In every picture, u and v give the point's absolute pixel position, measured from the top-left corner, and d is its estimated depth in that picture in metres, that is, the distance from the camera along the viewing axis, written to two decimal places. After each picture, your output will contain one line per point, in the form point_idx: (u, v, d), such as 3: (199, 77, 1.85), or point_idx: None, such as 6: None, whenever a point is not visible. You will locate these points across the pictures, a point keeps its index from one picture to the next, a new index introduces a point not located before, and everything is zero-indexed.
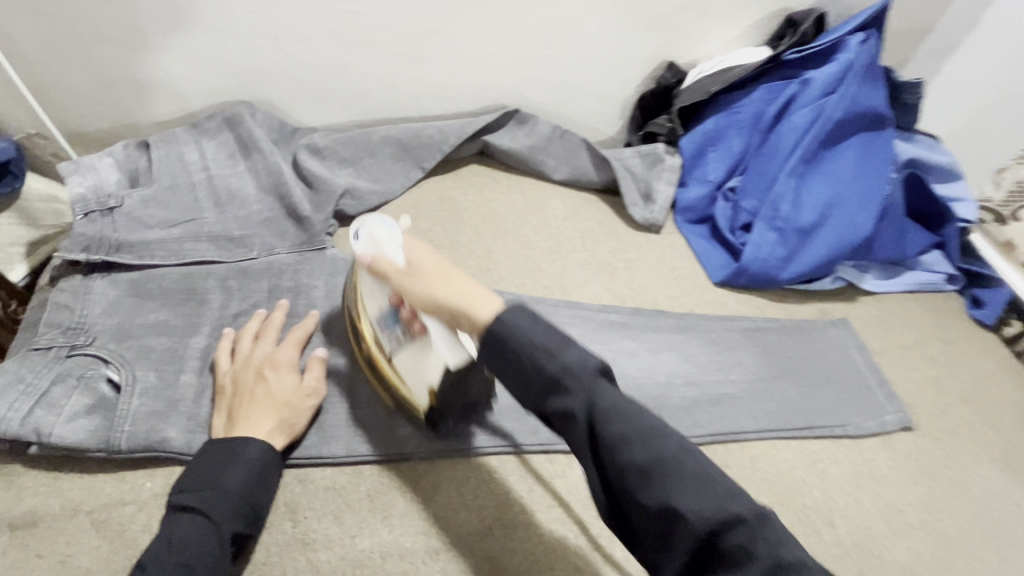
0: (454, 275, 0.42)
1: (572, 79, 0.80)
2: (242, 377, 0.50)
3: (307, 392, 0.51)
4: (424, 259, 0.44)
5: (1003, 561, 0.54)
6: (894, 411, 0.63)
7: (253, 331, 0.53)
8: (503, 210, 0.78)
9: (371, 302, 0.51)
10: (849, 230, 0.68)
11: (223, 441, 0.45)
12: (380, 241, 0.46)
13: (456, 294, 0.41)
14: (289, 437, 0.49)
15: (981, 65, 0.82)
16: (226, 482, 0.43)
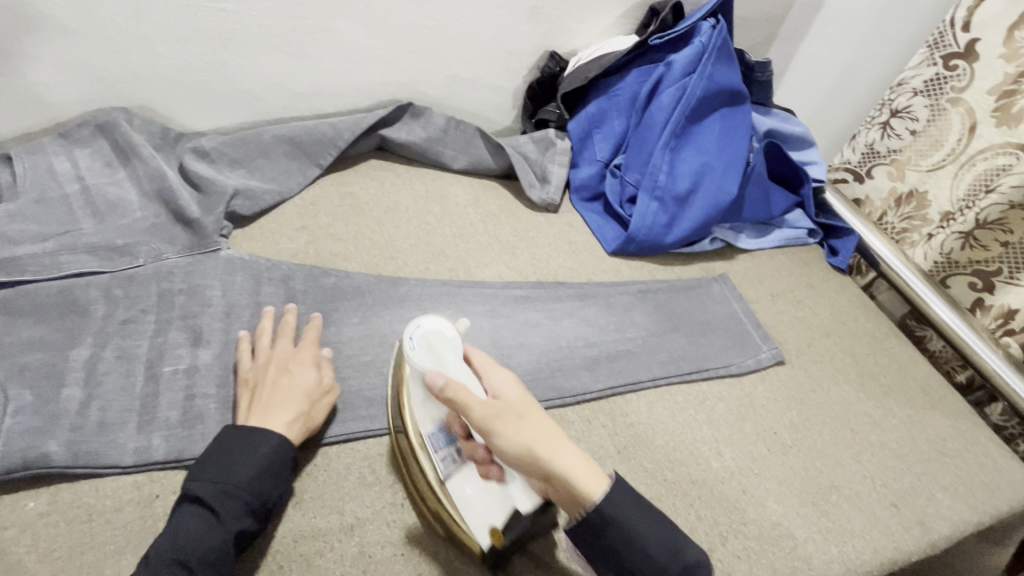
0: (546, 421, 0.46)
1: (461, 72, 0.86)
2: (265, 370, 0.53)
3: (325, 389, 0.54)
4: (513, 398, 0.48)
5: (860, 463, 0.63)
6: (768, 348, 0.73)
7: (272, 330, 0.56)
8: (404, 200, 0.80)
9: (422, 417, 0.51)
10: (717, 194, 0.81)
11: (247, 428, 0.48)
12: (444, 357, 0.50)
13: (558, 447, 0.45)
14: (305, 431, 0.51)
15: (822, 52, 0.99)
16: (235, 478, 0.45)
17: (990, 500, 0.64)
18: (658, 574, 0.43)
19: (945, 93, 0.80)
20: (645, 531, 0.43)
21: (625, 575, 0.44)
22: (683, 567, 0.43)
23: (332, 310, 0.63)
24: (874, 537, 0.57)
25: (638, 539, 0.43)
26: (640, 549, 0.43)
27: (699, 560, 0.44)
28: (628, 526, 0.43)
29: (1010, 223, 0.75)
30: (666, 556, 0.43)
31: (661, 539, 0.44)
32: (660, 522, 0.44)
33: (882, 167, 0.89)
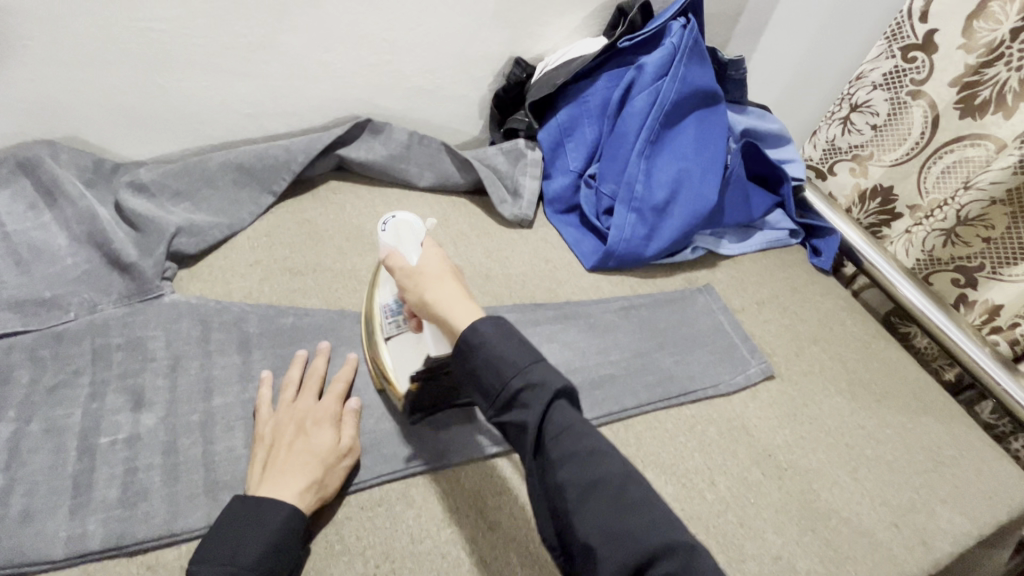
0: (450, 283, 0.49)
1: (421, 83, 0.81)
2: (281, 429, 0.50)
3: (344, 451, 0.50)
4: (431, 262, 0.51)
5: (857, 481, 0.61)
6: (757, 362, 0.70)
7: (296, 381, 0.54)
8: (367, 224, 0.75)
9: (385, 289, 0.59)
10: (696, 202, 0.78)
11: (256, 498, 0.45)
12: (401, 238, 0.54)
13: (447, 299, 0.47)
14: (317, 500, 0.47)
15: (784, 46, 0.98)
16: (242, 556, 0.42)
17: (989, 509, 0.62)
18: (505, 397, 0.42)
19: (904, 86, 0.79)
20: (503, 352, 0.43)
21: (483, 395, 0.43)
22: (528, 384, 0.42)
23: (291, 354, 0.58)
24: (876, 562, 0.55)
25: (499, 363, 0.42)
26: (493, 368, 0.42)
27: (545, 381, 0.42)
28: (491, 353, 0.43)
29: (992, 218, 0.73)
30: (512, 374, 0.42)
31: (519, 363, 0.42)
32: (526, 348, 0.43)
33: (844, 163, 0.89)
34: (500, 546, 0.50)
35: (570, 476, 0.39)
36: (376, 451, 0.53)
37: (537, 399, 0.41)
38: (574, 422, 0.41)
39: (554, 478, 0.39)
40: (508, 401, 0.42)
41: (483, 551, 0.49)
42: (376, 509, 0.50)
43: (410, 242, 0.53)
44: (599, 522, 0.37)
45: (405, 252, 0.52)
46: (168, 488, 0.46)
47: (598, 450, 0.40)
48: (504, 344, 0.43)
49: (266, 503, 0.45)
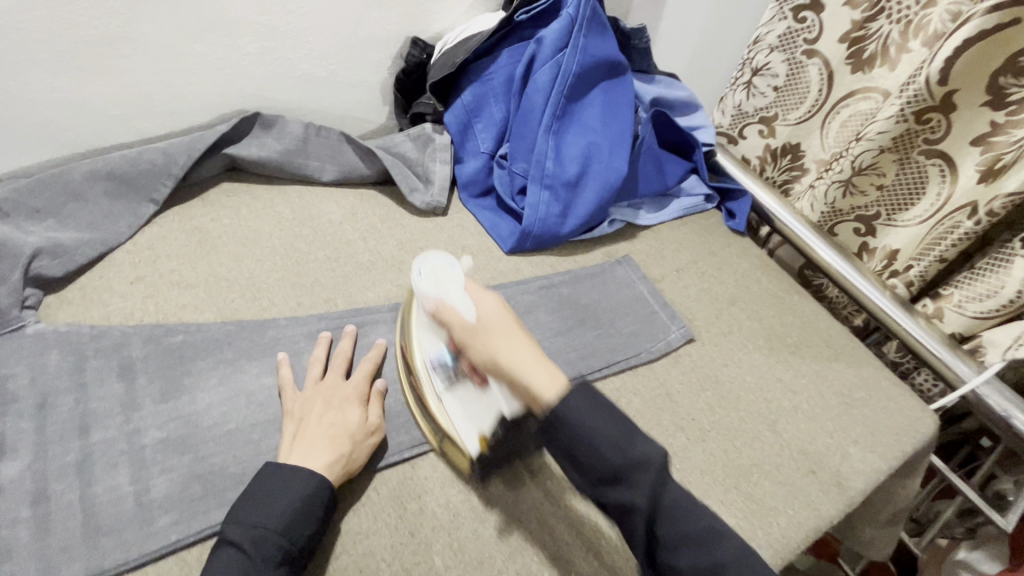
0: (520, 337, 0.46)
1: (313, 71, 0.76)
2: (310, 405, 0.51)
3: (371, 429, 0.51)
4: (492, 317, 0.48)
5: (776, 433, 0.63)
6: (678, 328, 0.71)
7: (322, 360, 0.55)
8: (266, 226, 0.69)
9: (425, 341, 0.54)
10: (608, 174, 0.77)
11: (285, 465, 0.46)
12: (444, 286, 0.51)
13: (528, 361, 0.44)
14: (345, 474, 0.48)
15: (684, 24, 0.97)
16: (270, 517, 0.43)
17: (896, 443, 0.65)
18: (605, 473, 0.41)
19: (799, 46, 0.81)
20: (597, 431, 0.41)
21: (578, 469, 0.42)
22: (632, 463, 0.40)
23: (182, 375, 0.53)
24: (796, 510, 0.57)
25: (589, 438, 0.41)
26: (590, 449, 0.41)
27: (649, 457, 0.41)
28: (582, 427, 0.41)
29: (881, 166, 0.76)
30: (611, 453, 0.40)
31: (614, 438, 0.41)
32: (620, 423, 0.41)
33: (753, 126, 0.92)
34: (422, 549, 0.47)
35: (687, 563, 0.41)
36: None
37: (644, 479, 0.40)
38: (686, 502, 0.42)
39: (671, 562, 0.41)
40: (611, 478, 0.41)
41: (404, 559, 0.47)
42: None
43: (456, 291, 0.50)
44: None
45: (456, 305, 0.49)
46: (39, 540, 0.42)
47: (710, 528, 0.41)
48: (593, 417, 0.41)
49: (295, 471, 0.46)
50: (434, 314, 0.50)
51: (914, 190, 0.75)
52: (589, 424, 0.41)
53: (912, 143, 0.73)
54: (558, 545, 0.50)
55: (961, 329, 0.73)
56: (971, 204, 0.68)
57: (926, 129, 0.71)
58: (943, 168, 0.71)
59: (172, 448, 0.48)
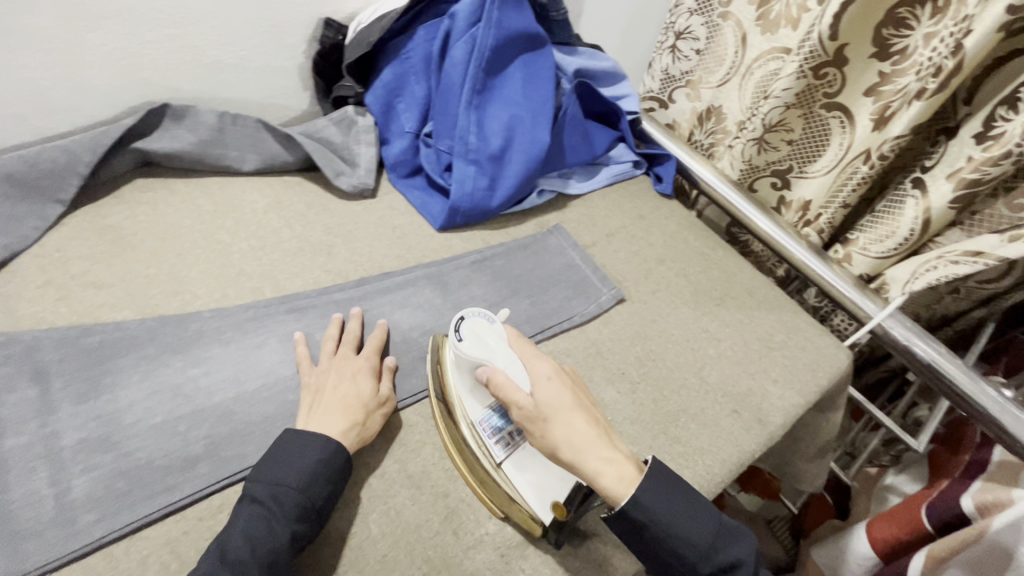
0: (579, 419, 0.48)
1: (223, 57, 0.73)
2: (327, 377, 0.54)
3: (382, 399, 0.54)
4: (553, 395, 0.49)
5: (702, 381, 0.66)
6: (608, 290, 0.73)
7: (335, 338, 0.58)
8: (186, 220, 0.67)
9: (471, 405, 0.53)
10: (532, 146, 0.78)
11: (305, 431, 0.49)
12: (496, 361, 0.50)
13: (591, 445, 0.47)
14: (360, 440, 0.50)
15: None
16: (289, 477, 0.45)
17: (813, 378, 0.70)
18: (696, 569, 0.46)
19: (715, 9, 0.84)
20: (683, 533, 0.46)
21: (661, 568, 0.47)
22: (718, 566, 0.46)
23: (99, 375, 0.51)
24: (720, 448, 0.61)
25: (680, 544, 0.46)
26: (672, 548, 0.46)
27: (738, 561, 0.46)
28: (669, 528, 0.46)
29: (789, 122, 0.80)
30: (700, 562, 0.46)
31: (701, 543, 0.46)
32: (705, 528, 0.46)
33: (680, 90, 0.95)
34: (356, 521, 0.48)
35: None
36: (210, 457, 0.49)
37: None
38: None
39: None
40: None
41: (338, 531, 0.47)
42: (215, 519, 0.46)
43: (507, 356, 0.51)
44: None
45: (516, 384, 0.49)
46: None
47: None
48: (681, 521, 0.46)
49: (314, 436, 0.48)
50: (486, 384, 0.50)
51: (820, 142, 0.79)
52: (679, 530, 0.46)
53: (814, 97, 0.77)
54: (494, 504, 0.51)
55: (866, 269, 0.78)
56: (865, 151, 0.73)
57: (824, 84, 0.75)
58: (843, 120, 0.76)
59: (93, 448, 0.47)
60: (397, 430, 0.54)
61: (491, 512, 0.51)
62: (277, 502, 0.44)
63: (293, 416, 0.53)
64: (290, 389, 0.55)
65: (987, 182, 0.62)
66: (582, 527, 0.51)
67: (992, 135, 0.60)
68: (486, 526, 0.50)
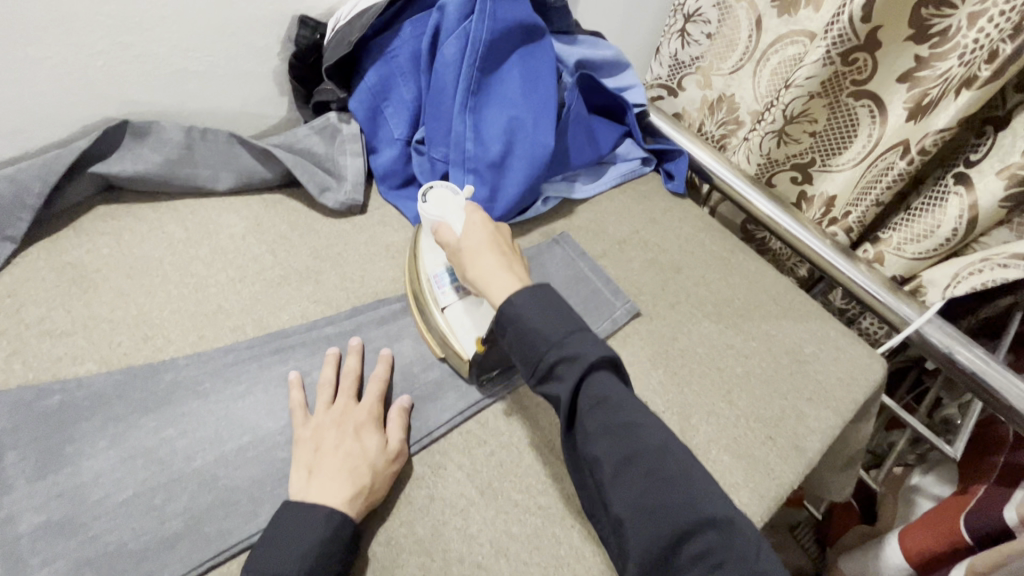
0: (486, 249, 0.51)
1: (187, 65, 0.66)
2: (324, 433, 0.48)
3: (392, 455, 0.48)
4: (475, 232, 0.52)
5: (729, 402, 0.61)
6: (623, 304, 0.67)
7: (331, 382, 0.52)
8: (155, 252, 0.61)
9: (432, 259, 0.59)
10: (534, 150, 0.71)
11: (303, 503, 0.43)
12: (442, 209, 0.56)
13: (488, 267, 0.49)
14: (367, 506, 0.45)
15: None
16: (291, 560, 0.40)
17: (848, 394, 0.65)
18: (542, 369, 0.43)
19: None
20: (537, 326, 0.43)
21: (523, 363, 0.44)
22: (564, 357, 0.42)
23: (61, 445, 0.45)
24: (757, 482, 0.55)
25: (531, 334, 0.43)
26: (526, 342, 0.43)
27: (579, 353, 0.42)
28: (525, 324, 0.44)
29: (812, 112, 0.73)
30: (543, 345, 0.42)
31: (552, 335, 0.43)
32: (560, 319, 0.43)
33: (691, 77, 0.87)
34: None
35: (603, 451, 0.40)
36: (193, 535, 0.43)
37: (570, 372, 0.41)
38: (612, 394, 0.41)
39: (589, 452, 0.40)
40: (547, 372, 0.43)
41: None
42: None
43: (452, 210, 0.55)
44: (630, 490, 0.38)
45: (449, 225, 0.54)
46: None
47: (633, 422, 0.40)
48: (540, 318, 0.43)
49: (314, 509, 0.42)
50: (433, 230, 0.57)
51: (847, 134, 0.73)
52: (535, 322, 0.43)
53: (841, 86, 0.70)
54: (516, 566, 0.46)
55: (901, 270, 0.72)
56: (902, 143, 0.66)
57: (853, 71, 0.68)
58: (872, 109, 0.69)
59: (58, 536, 0.41)
60: (405, 486, 0.49)
61: None
62: None
63: (283, 478, 0.47)
64: (282, 446, 0.49)
65: None
66: None
67: None
68: None
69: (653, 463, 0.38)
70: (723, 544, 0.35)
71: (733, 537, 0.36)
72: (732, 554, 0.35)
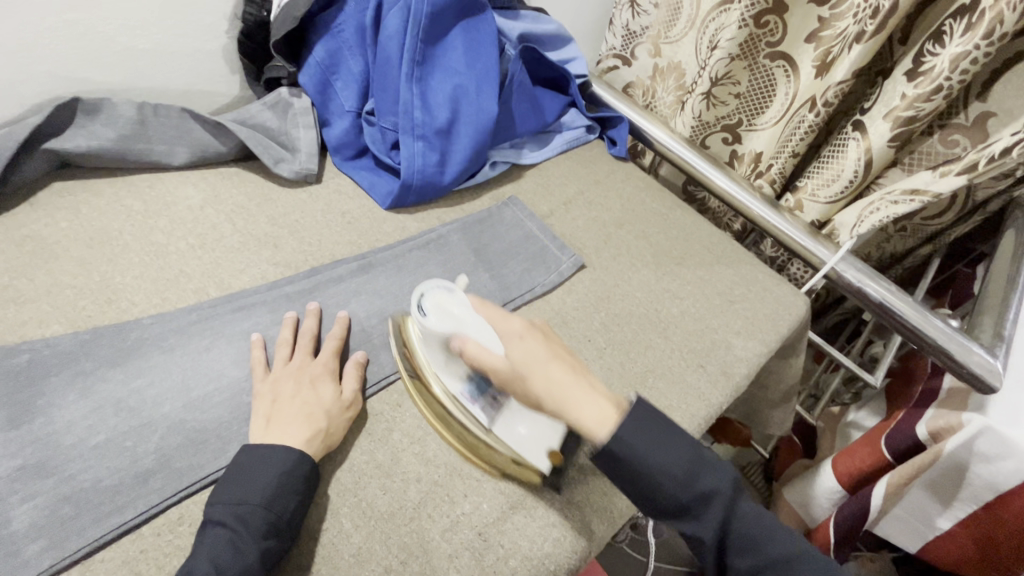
0: (553, 369, 0.47)
1: (134, 42, 0.67)
2: (281, 385, 0.51)
3: (347, 403, 0.52)
4: (523, 347, 0.48)
5: (666, 339, 0.67)
6: (567, 257, 0.73)
7: (289, 341, 0.55)
8: (114, 223, 0.63)
9: (448, 378, 0.53)
10: (478, 117, 0.76)
11: (264, 445, 0.46)
12: (463, 326, 0.51)
13: (567, 390, 0.46)
14: (325, 447, 0.49)
15: None
16: (254, 496, 0.44)
17: (774, 328, 0.71)
18: (677, 509, 0.45)
19: None
20: (658, 463, 0.44)
21: (644, 502, 0.46)
22: (697, 496, 0.45)
23: (32, 398, 0.48)
24: (689, 404, 0.62)
25: (658, 477, 0.44)
26: (655, 484, 0.44)
27: (716, 489, 0.45)
28: (648, 464, 0.44)
29: (735, 74, 0.79)
30: (678, 489, 0.44)
31: (681, 475, 0.45)
32: (682, 455, 0.45)
33: (642, 47, 0.92)
34: (326, 517, 0.46)
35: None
36: (164, 470, 0.46)
37: (711, 511, 0.45)
38: (749, 524, 0.46)
39: None
40: (679, 510, 0.45)
41: (308, 533, 0.46)
42: (174, 538, 0.44)
43: (474, 322, 0.51)
44: None
45: (482, 344, 0.49)
46: None
47: (773, 540, 0.46)
48: (660, 455, 0.44)
49: (275, 449, 0.46)
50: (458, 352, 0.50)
51: (766, 94, 0.79)
52: (657, 462, 0.44)
53: (758, 48, 0.76)
54: (469, 483, 0.50)
55: (818, 215, 0.79)
56: (811, 98, 0.73)
57: (766, 33, 0.74)
58: (787, 68, 0.76)
59: (33, 476, 0.44)
60: (365, 422, 0.53)
61: (466, 492, 0.50)
62: (236, 529, 0.42)
63: (247, 419, 0.51)
64: (248, 391, 0.52)
65: (921, 119, 0.63)
66: (558, 497, 0.51)
67: (922, 71, 0.61)
68: (462, 507, 0.49)
69: (796, 573, 0.45)
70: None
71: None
72: None
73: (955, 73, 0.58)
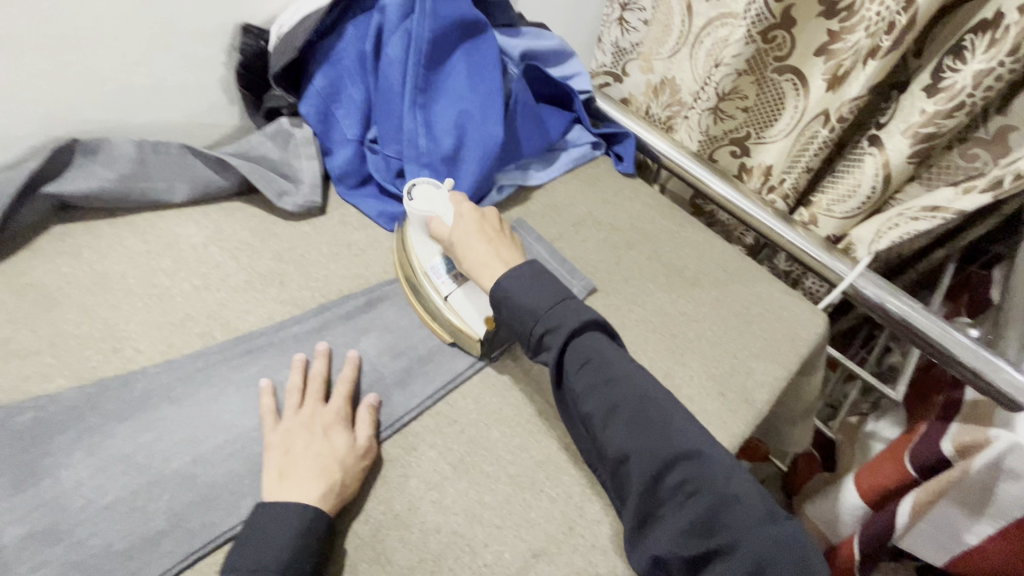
0: (477, 242, 0.58)
1: (131, 79, 0.66)
2: (293, 436, 0.50)
3: (361, 451, 0.50)
4: (466, 224, 0.59)
5: (683, 366, 0.65)
6: (578, 282, 0.71)
7: (298, 387, 0.53)
8: (117, 267, 0.61)
9: (424, 253, 0.63)
10: (483, 141, 0.74)
11: (277, 503, 0.45)
12: (431, 205, 0.62)
13: (481, 256, 0.57)
14: (340, 501, 0.47)
15: None
16: (269, 559, 0.42)
17: (792, 348, 0.70)
18: (535, 341, 0.51)
19: None
20: (525, 300, 0.52)
21: (518, 336, 0.53)
22: (549, 328, 0.50)
23: (38, 457, 0.46)
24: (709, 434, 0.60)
25: (523, 312, 0.51)
26: (519, 316, 0.52)
27: (563, 324, 0.50)
28: (517, 302, 0.52)
29: (743, 89, 0.78)
30: (535, 320, 0.51)
31: (539, 308, 0.51)
32: (545, 294, 0.52)
33: (634, 63, 0.91)
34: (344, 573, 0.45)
35: (591, 407, 0.48)
36: (177, 530, 0.45)
37: (556, 340, 0.50)
38: (592, 355, 0.49)
39: (580, 407, 0.49)
40: (537, 343, 0.51)
41: None
42: None
43: (441, 205, 0.62)
44: (619, 438, 0.47)
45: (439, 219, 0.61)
46: None
47: (613, 378, 0.49)
48: (528, 297, 0.52)
49: (288, 507, 0.44)
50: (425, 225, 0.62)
51: (775, 107, 0.78)
52: (526, 300, 0.52)
53: (766, 63, 0.75)
54: (489, 531, 0.49)
55: (834, 230, 0.77)
56: (824, 112, 0.71)
57: (773, 48, 0.73)
58: (795, 83, 0.74)
59: (44, 543, 0.42)
60: (380, 469, 0.51)
61: (487, 541, 0.48)
62: None
63: (259, 473, 0.49)
64: (259, 442, 0.51)
65: (941, 135, 0.61)
66: (581, 542, 0.49)
67: (941, 87, 0.59)
68: (483, 557, 0.47)
69: (626, 409, 0.48)
70: (693, 471, 0.45)
71: (698, 467, 0.45)
72: (701, 484, 0.45)
73: (978, 89, 0.56)
